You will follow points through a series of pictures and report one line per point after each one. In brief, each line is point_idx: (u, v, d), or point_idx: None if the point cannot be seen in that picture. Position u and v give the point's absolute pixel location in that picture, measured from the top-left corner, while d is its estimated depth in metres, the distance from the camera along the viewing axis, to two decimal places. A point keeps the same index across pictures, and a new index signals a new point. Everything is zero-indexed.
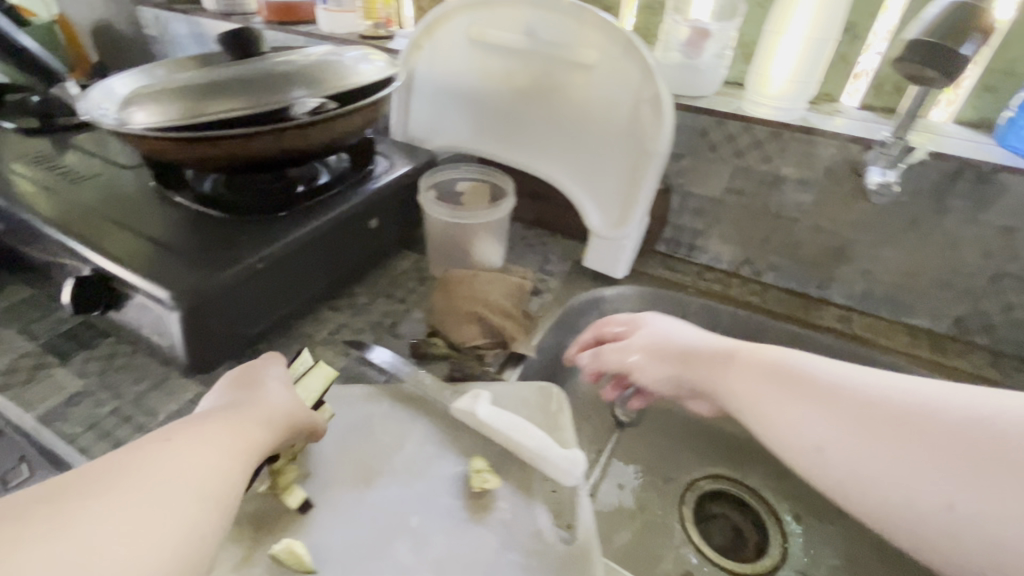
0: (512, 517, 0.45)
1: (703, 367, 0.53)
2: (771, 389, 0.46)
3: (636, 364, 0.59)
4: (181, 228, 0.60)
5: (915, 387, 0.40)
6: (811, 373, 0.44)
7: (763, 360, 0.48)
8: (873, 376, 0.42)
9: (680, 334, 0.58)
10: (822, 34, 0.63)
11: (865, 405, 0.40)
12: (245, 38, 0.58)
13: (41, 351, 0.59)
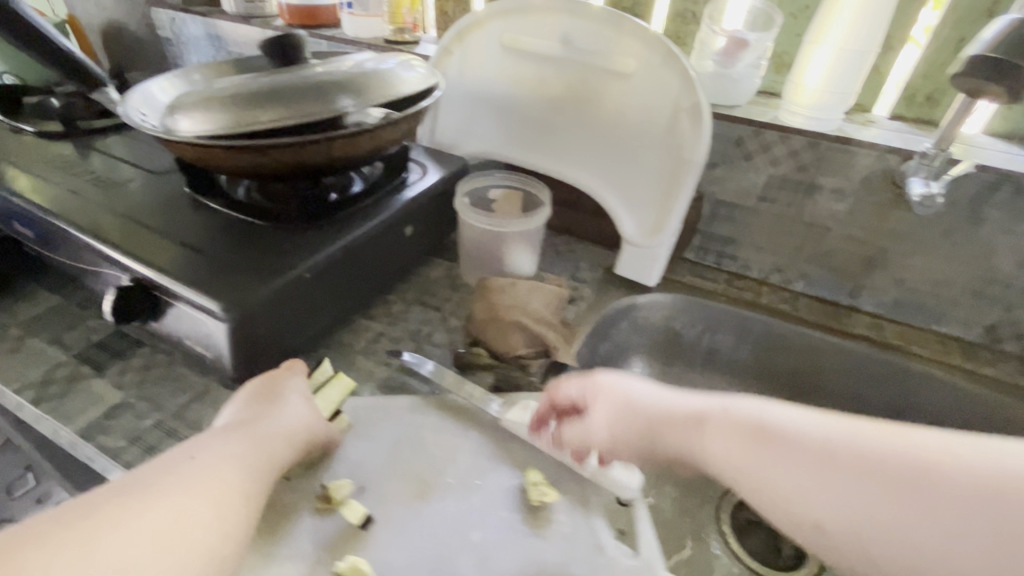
0: (572, 530, 0.45)
1: (675, 430, 0.42)
2: (764, 457, 0.36)
3: (599, 439, 0.47)
4: (220, 235, 0.59)
5: (917, 433, 0.32)
6: (798, 432, 0.35)
7: (739, 421, 0.38)
8: (867, 423, 0.34)
9: (643, 391, 0.46)
10: (862, 47, 0.63)
11: (873, 467, 0.32)
12: (288, 43, 0.57)
13: (76, 362, 0.57)
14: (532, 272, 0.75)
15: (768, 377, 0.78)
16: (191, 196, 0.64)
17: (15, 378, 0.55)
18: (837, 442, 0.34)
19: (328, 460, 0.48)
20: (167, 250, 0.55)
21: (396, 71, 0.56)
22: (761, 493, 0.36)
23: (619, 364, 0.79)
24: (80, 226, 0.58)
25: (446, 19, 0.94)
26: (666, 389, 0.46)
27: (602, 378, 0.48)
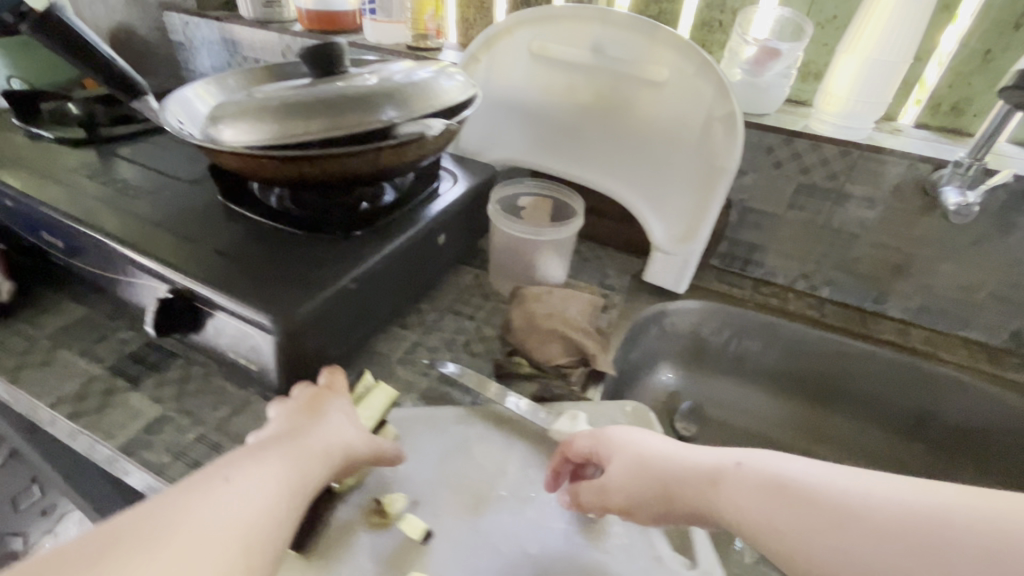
0: (630, 542, 0.45)
1: (688, 487, 0.39)
2: (782, 517, 0.33)
3: (615, 501, 0.43)
4: (257, 245, 0.58)
5: (937, 488, 0.30)
6: (814, 490, 0.33)
7: (753, 480, 0.35)
8: (883, 480, 0.32)
9: (659, 448, 0.43)
10: (895, 58, 0.64)
11: (895, 530, 0.29)
12: (328, 51, 0.56)
13: (110, 375, 0.56)
14: (562, 280, 0.74)
15: (794, 382, 0.79)
16: (223, 205, 0.63)
17: (48, 393, 0.54)
18: (853, 500, 0.31)
19: (378, 473, 0.48)
20: (205, 260, 0.54)
21: (439, 80, 0.56)
22: (784, 559, 0.32)
23: (648, 371, 0.79)
24: (114, 236, 0.57)
25: (468, 26, 0.95)
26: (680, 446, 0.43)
27: (615, 435, 0.46)
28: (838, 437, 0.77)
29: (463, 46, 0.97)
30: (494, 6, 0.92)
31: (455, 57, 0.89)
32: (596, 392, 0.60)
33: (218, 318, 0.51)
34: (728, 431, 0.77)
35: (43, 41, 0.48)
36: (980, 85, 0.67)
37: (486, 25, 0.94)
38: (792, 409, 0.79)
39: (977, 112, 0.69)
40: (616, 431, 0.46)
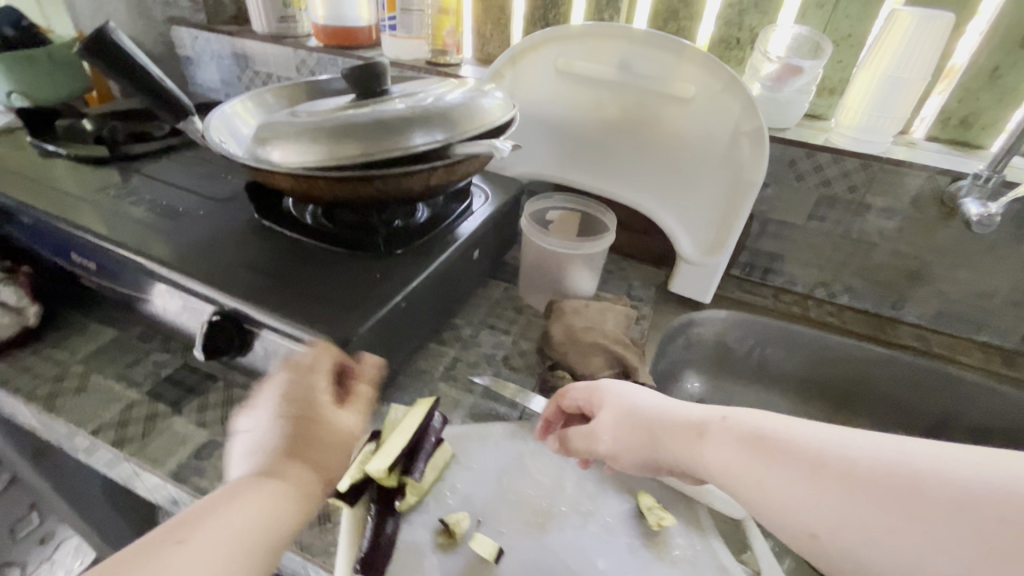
0: (694, 554, 0.46)
1: (675, 442, 0.42)
2: (761, 467, 0.35)
3: (605, 449, 0.47)
4: (300, 262, 0.57)
5: (913, 444, 0.31)
6: (793, 443, 0.35)
7: (739, 432, 0.38)
8: (861, 435, 0.33)
9: (650, 401, 0.46)
10: (913, 76, 0.66)
11: (864, 484, 0.30)
12: (371, 72, 0.56)
13: (150, 400, 0.55)
14: (593, 292, 0.75)
15: (816, 387, 0.81)
16: (258, 223, 0.63)
17: (87, 420, 0.52)
18: (830, 453, 0.33)
19: (439, 492, 0.48)
20: (251, 279, 0.53)
21: (484, 100, 0.56)
22: (753, 499, 0.35)
23: (675, 380, 0.80)
24: (151, 256, 0.55)
25: (483, 42, 0.96)
26: (671, 400, 0.46)
27: (609, 388, 0.49)
28: None
29: (479, 61, 0.98)
30: (510, 22, 0.93)
31: (474, 72, 0.90)
32: None
33: (269, 339, 0.51)
34: None
35: (94, 63, 0.49)
36: (989, 100, 0.70)
37: (503, 41, 0.95)
38: (815, 414, 0.81)
39: (985, 126, 0.73)
40: (607, 381, 0.49)
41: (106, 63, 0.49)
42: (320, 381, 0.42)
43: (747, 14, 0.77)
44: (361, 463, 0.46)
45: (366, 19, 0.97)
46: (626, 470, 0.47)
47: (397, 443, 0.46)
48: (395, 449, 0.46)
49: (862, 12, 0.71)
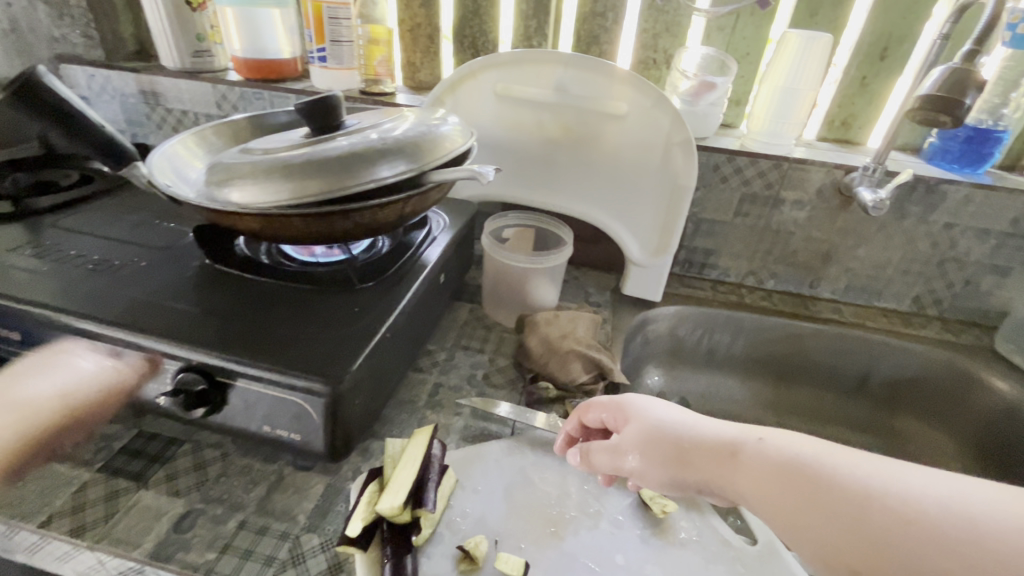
0: (697, 535, 0.49)
1: (705, 463, 0.41)
2: (800, 496, 0.35)
3: (630, 468, 0.45)
4: (268, 303, 0.54)
5: (972, 486, 0.32)
6: (839, 477, 0.35)
7: (774, 458, 0.38)
8: (913, 471, 0.34)
9: (678, 416, 0.46)
10: (804, 86, 0.77)
11: (918, 534, 0.31)
12: (326, 106, 0.55)
13: (106, 477, 0.49)
14: (556, 302, 0.78)
15: (760, 366, 0.90)
16: (211, 268, 0.59)
17: (34, 512, 0.45)
18: (878, 490, 0.33)
19: (451, 520, 0.47)
20: (217, 329, 0.50)
21: (445, 128, 0.56)
22: (790, 528, 0.36)
23: (638, 376, 0.85)
24: (97, 317, 0.50)
25: (414, 69, 0.97)
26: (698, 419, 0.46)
27: (634, 402, 0.48)
28: (802, 407, 0.88)
29: (412, 88, 0.99)
30: (440, 51, 0.95)
31: (409, 100, 0.91)
32: None
33: (247, 389, 0.47)
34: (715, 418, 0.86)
35: (26, 110, 0.53)
36: (861, 104, 0.84)
37: (433, 68, 0.97)
38: (761, 389, 0.90)
39: (861, 126, 0.86)
40: (634, 395, 0.48)
41: (36, 106, 0.52)
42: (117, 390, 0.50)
43: (660, 38, 0.85)
44: (368, 503, 0.45)
45: (288, 51, 0.93)
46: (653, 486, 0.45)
47: (405, 475, 0.46)
48: (405, 481, 0.46)
49: (756, 34, 0.82)
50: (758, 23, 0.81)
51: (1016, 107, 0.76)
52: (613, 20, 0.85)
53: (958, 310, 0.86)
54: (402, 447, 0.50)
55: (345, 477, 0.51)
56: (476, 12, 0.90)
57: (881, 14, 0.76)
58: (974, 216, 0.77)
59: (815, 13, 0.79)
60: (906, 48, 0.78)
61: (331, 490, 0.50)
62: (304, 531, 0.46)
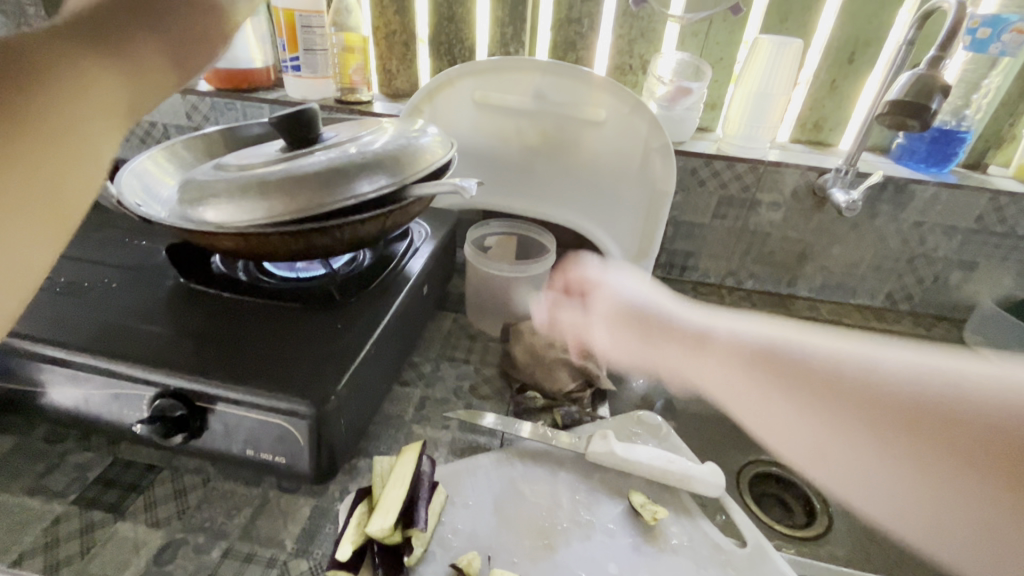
0: (688, 540, 0.49)
1: (675, 341, 0.67)
2: (762, 375, 0.58)
3: (593, 328, 0.69)
4: (248, 322, 0.53)
5: (942, 362, 0.50)
6: (806, 360, 0.56)
7: (732, 344, 0.61)
8: (888, 356, 0.52)
9: (635, 296, 0.71)
10: (777, 90, 0.78)
11: (923, 404, 0.49)
12: (303, 120, 0.54)
13: (80, 509, 0.47)
14: None
15: None
16: (186, 287, 0.57)
17: (2, 550, 0.43)
18: (866, 368, 0.52)
19: (443, 537, 0.47)
20: (194, 352, 0.48)
21: (425, 139, 0.55)
22: (748, 395, 0.59)
23: (624, 379, 0.85)
24: (65, 344, 0.48)
25: (389, 77, 0.96)
26: (669, 306, 0.72)
27: (599, 276, 0.76)
28: None
29: (388, 95, 0.98)
30: (416, 59, 0.95)
31: (386, 108, 0.89)
32: (605, 409, 0.66)
33: (227, 414, 0.46)
34: (699, 418, 0.87)
35: None
36: (832, 106, 0.86)
37: (410, 76, 0.96)
38: None
39: (832, 128, 0.88)
40: (608, 274, 0.75)
41: None
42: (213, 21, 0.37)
43: (635, 43, 0.86)
44: (358, 525, 0.44)
45: (261, 60, 0.91)
46: (600, 343, 0.68)
47: (395, 495, 0.45)
48: (394, 501, 0.45)
49: (729, 39, 0.83)
50: (730, 29, 0.82)
51: (976, 108, 0.79)
52: (588, 26, 0.86)
53: (929, 305, 0.89)
54: (391, 466, 0.49)
55: (332, 498, 0.50)
56: (451, 19, 0.89)
57: (848, 18, 0.78)
58: (941, 214, 0.80)
59: (785, 18, 0.80)
60: (872, 51, 0.80)
61: (318, 513, 0.49)
62: (292, 556, 0.45)
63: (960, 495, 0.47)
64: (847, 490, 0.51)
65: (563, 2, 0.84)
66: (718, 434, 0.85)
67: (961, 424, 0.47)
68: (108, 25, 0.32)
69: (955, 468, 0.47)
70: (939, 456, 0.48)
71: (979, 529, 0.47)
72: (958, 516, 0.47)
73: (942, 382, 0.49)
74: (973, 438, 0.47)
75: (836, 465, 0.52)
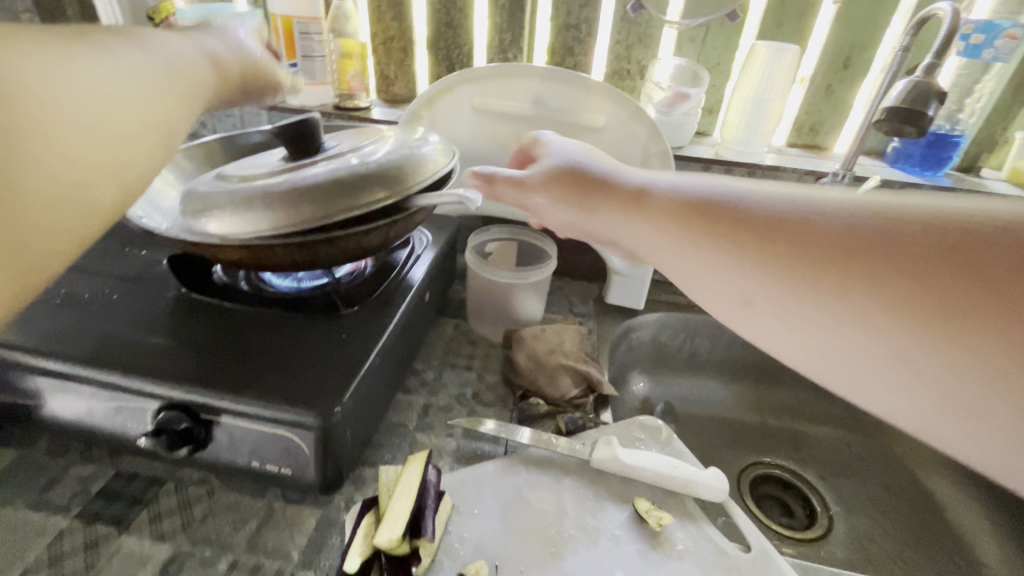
0: (694, 545, 0.50)
1: (615, 196, 0.43)
2: (693, 234, 0.38)
3: (537, 205, 0.48)
4: (252, 332, 0.53)
5: (823, 198, 0.33)
6: (740, 205, 0.36)
7: (677, 198, 0.39)
8: (829, 200, 0.33)
9: (592, 160, 0.47)
10: (774, 95, 0.78)
11: (878, 247, 0.30)
12: (306, 129, 0.54)
13: (84, 523, 0.47)
14: (541, 315, 0.78)
15: (740, 367, 0.92)
16: (188, 298, 0.57)
17: (5, 567, 0.43)
18: (795, 213, 0.34)
19: (450, 546, 0.47)
20: (198, 364, 0.48)
21: (427, 148, 0.55)
22: (666, 264, 0.41)
23: (624, 383, 0.86)
24: (67, 357, 0.47)
25: (387, 82, 0.96)
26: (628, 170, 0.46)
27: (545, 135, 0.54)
28: (782, 407, 0.90)
29: (386, 101, 0.98)
30: (414, 64, 0.95)
31: (385, 114, 0.89)
32: (607, 414, 0.66)
33: (232, 426, 0.45)
34: (699, 421, 0.87)
35: None
36: (828, 111, 0.87)
37: (408, 81, 0.96)
38: (741, 390, 0.92)
39: (828, 132, 0.89)
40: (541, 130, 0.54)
41: None
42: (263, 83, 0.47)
43: (633, 49, 0.87)
44: (366, 537, 0.45)
45: None
46: (558, 218, 0.48)
47: (402, 507, 0.45)
48: (401, 513, 0.45)
49: (726, 45, 0.84)
50: (727, 34, 0.83)
51: (970, 112, 0.80)
52: (586, 32, 0.87)
53: None
54: (396, 476, 0.49)
55: (339, 508, 0.50)
56: (450, 25, 0.89)
57: (843, 25, 0.79)
58: None
59: (781, 24, 0.81)
60: (867, 56, 0.81)
61: (324, 523, 0.49)
62: (299, 568, 0.45)
63: (994, 394, 0.28)
64: (815, 363, 0.35)
65: (561, 8, 0.85)
66: (718, 437, 0.86)
67: (932, 261, 0.28)
68: (16, 119, 0.27)
69: (881, 318, 0.30)
70: (855, 279, 0.30)
71: (1008, 430, 0.28)
72: (911, 317, 0.29)
73: (919, 218, 0.30)
74: (921, 228, 0.29)
75: (778, 339, 0.36)
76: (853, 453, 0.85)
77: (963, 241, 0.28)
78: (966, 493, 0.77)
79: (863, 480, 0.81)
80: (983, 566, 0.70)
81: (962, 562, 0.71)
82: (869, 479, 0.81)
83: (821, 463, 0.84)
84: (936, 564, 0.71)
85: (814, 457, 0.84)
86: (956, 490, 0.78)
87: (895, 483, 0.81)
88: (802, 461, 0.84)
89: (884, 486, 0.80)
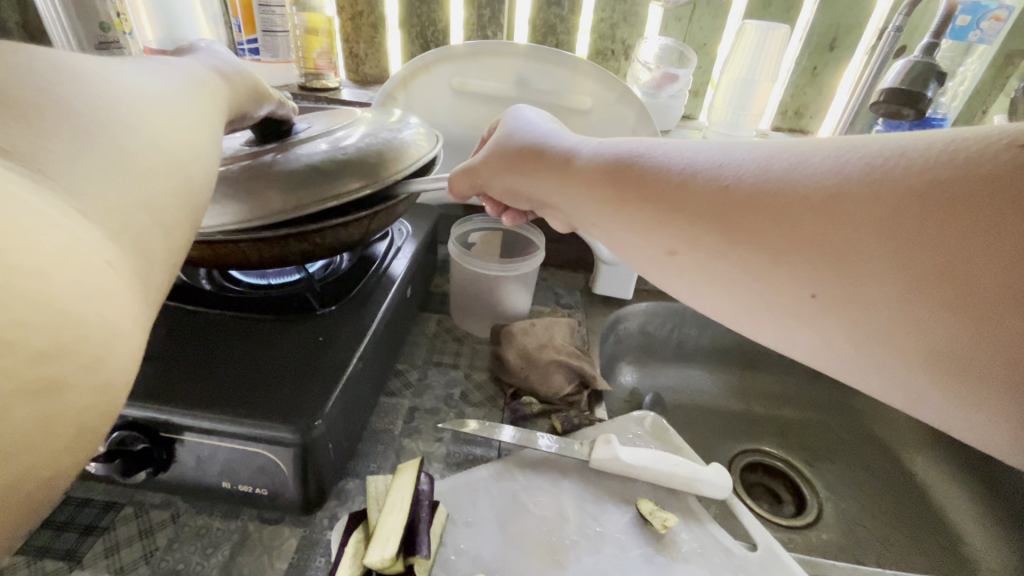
0: (699, 545, 0.48)
1: (545, 163, 0.42)
2: (615, 194, 0.36)
3: (487, 186, 0.48)
4: (216, 336, 0.48)
5: (744, 144, 0.32)
6: (661, 160, 0.34)
7: (601, 159, 0.38)
8: (746, 146, 0.32)
9: (536, 126, 0.46)
10: (764, 76, 0.75)
11: (779, 193, 0.28)
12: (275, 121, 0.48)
13: (28, 560, 0.41)
14: (529, 308, 0.75)
15: (727, 356, 0.91)
16: None
17: None
18: (708, 165, 0.32)
19: (446, 559, 0.44)
20: (155, 375, 0.43)
21: (409, 133, 0.51)
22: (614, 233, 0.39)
23: (612, 374, 0.84)
24: None
25: (357, 61, 0.90)
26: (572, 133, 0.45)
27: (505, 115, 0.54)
28: (768, 392, 0.90)
29: (356, 81, 0.92)
30: (385, 41, 0.89)
31: (356, 94, 0.83)
32: (602, 410, 0.63)
33: (198, 444, 0.41)
34: (688, 411, 0.86)
35: None
36: (813, 94, 0.86)
37: (380, 60, 0.90)
38: (728, 377, 0.91)
39: (813, 116, 0.88)
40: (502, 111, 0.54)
41: None
42: (252, 111, 0.42)
43: (618, 28, 0.83)
44: (355, 556, 0.41)
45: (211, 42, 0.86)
46: (506, 196, 0.48)
47: (392, 522, 0.42)
48: (393, 529, 0.41)
49: (712, 24, 0.82)
50: (715, 13, 0.81)
51: (952, 95, 0.79)
52: (569, 9, 0.83)
53: None
54: (385, 488, 0.46)
55: (321, 527, 0.46)
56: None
57: (829, 4, 0.77)
58: None
59: (768, 3, 0.79)
60: (854, 38, 0.80)
61: (306, 544, 0.44)
62: None
63: (905, 322, 0.25)
64: (751, 327, 0.32)
65: None
66: (708, 427, 0.85)
67: (846, 190, 0.26)
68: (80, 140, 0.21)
69: (794, 255, 0.28)
70: (775, 229, 0.29)
71: (925, 358, 0.25)
72: (823, 251, 0.27)
73: (840, 151, 0.28)
74: (829, 165, 0.28)
75: (704, 295, 0.33)
76: (839, 438, 0.86)
77: (873, 167, 0.26)
78: (948, 474, 0.79)
79: (848, 464, 0.82)
80: (966, 546, 0.72)
81: (948, 543, 0.72)
82: (855, 462, 0.82)
83: (809, 449, 0.83)
84: (923, 545, 0.71)
85: (802, 443, 0.84)
86: (938, 471, 0.80)
87: (880, 466, 0.82)
88: (791, 446, 0.84)
89: (870, 469, 0.81)
